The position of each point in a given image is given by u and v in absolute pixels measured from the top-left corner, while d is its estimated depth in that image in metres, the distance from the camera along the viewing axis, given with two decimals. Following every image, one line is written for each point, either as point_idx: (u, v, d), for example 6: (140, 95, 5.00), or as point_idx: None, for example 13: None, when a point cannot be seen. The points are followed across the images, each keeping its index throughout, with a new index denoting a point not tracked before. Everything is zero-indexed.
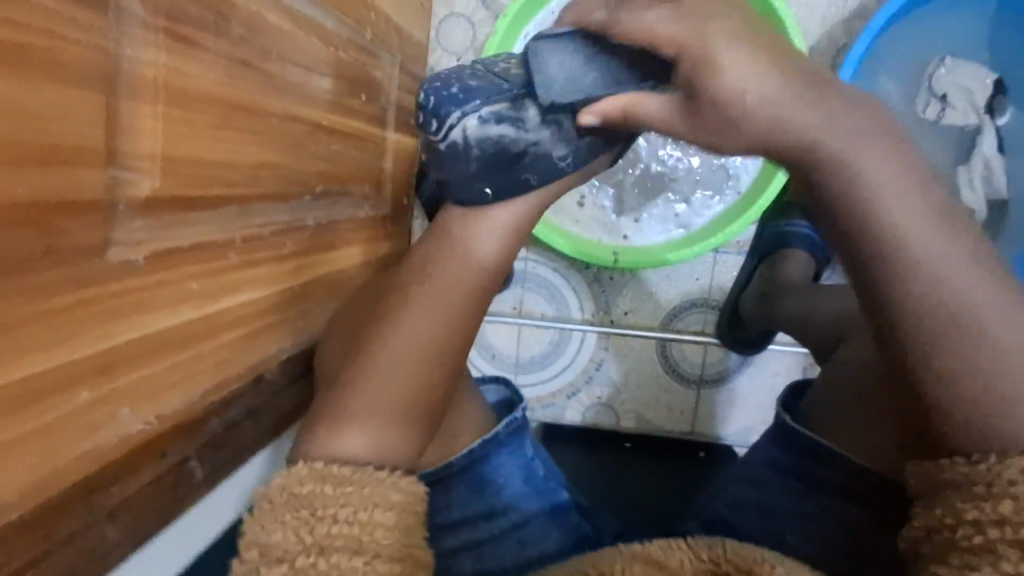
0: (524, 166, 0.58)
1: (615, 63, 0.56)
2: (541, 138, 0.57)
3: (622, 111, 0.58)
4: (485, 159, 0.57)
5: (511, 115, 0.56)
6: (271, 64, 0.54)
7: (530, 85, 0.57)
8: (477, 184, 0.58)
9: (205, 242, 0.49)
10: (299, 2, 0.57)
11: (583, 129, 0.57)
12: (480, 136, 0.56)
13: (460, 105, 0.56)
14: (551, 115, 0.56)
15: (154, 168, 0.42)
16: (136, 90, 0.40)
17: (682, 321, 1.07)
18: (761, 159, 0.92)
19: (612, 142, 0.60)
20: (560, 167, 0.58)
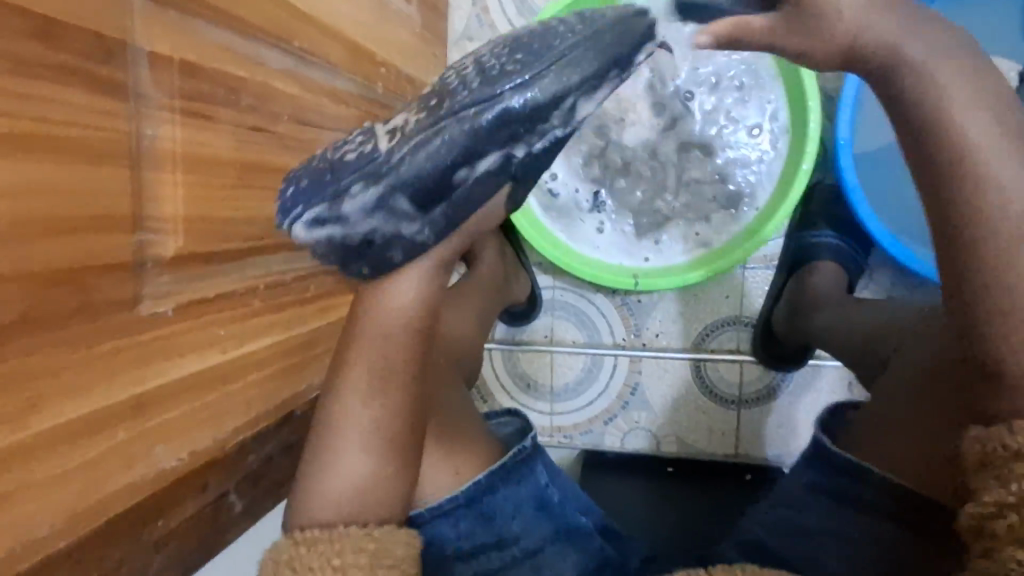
0: (381, 246, 0.53)
1: (432, 148, 0.50)
2: (376, 228, 0.52)
3: (464, 175, 0.52)
4: (332, 252, 0.54)
5: (330, 215, 0.52)
6: (283, 126, 0.60)
7: (348, 174, 0.52)
8: (353, 266, 0.55)
9: (229, 291, 0.54)
10: (307, 69, 0.63)
11: (422, 208, 0.52)
12: (311, 238, 0.53)
13: (288, 212, 0.56)
14: (374, 206, 0.52)
15: (176, 229, 0.48)
16: (156, 161, 0.45)
17: (715, 340, 1.05)
18: (776, 175, 0.91)
19: (466, 211, 0.54)
20: (417, 242, 0.53)
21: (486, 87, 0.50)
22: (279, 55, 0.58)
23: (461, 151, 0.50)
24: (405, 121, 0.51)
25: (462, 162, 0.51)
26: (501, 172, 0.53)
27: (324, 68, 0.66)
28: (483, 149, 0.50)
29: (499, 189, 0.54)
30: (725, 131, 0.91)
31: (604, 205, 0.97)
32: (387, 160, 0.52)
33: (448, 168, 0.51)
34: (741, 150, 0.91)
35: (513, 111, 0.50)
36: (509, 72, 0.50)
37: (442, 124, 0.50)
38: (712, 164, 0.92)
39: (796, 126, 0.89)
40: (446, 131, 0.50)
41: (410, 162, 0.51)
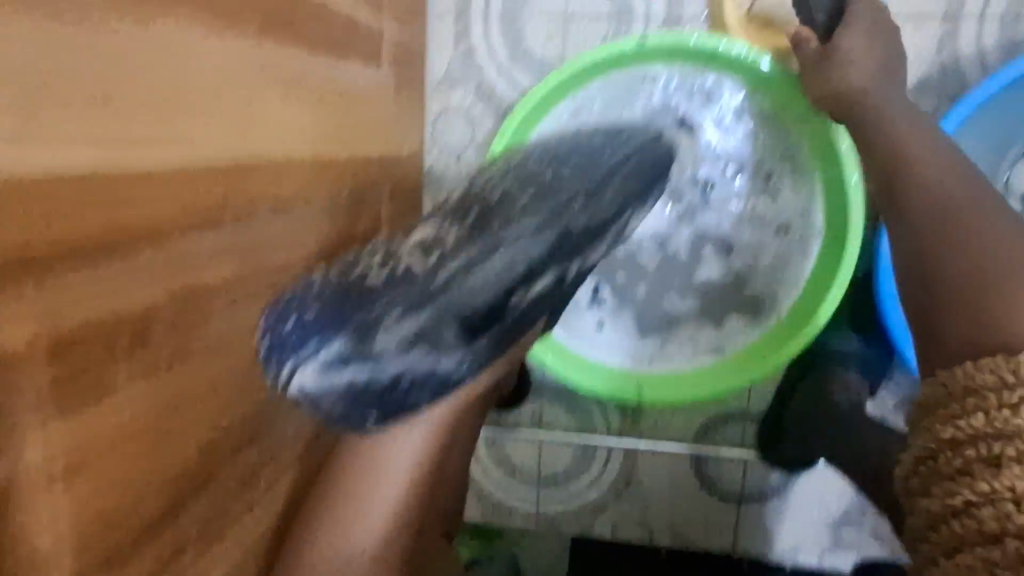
0: (407, 390, 0.47)
1: (486, 272, 0.49)
2: (407, 367, 0.46)
3: (523, 296, 0.51)
4: (343, 402, 0.46)
5: (356, 354, 0.45)
6: (218, 320, 0.46)
7: (383, 304, 0.47)
8: (358, 416, 0.47)
9: (150, 563, 0.43)
10: (250, 230, 0.49)
11: (468, 337, 0.48)
12: (324, 387, 0.45)
13: (290, 353, 0.45)
14: (412, 338, 0.46)
15: (64, 546, 0.36)
16: (22, 486, 0.33)
17: (720, 434, 0.96)
18: (803, 278, 0.79)
19: (508, 338, 0.52)
20: (454, 375, 0.48)
21: (540, 203, 0.53)
22: (205, 238, 0.44)
23: (524, 270, 0.50)
24: (443, 233, 0.53)
25: (521, 282, 0.50)
26: (554, 289, 0.53)
27: (274, 214, 0.52)
28: (540, 268, 0.51)
29: (543, 311, 0.54)
30: (744, 225, 0.80)
31: (604, 300, 0.84)
32: (436, 281, 0.49)
33: (505, 292, 0.49)
34: (761, 249, 0.80)
35: (573, 230, 0.53)
36: (556, 203, 0.53)
37: (500, 243, 0.51)
38: (727, 261, 0.81)
39: (831, 224, 0.77)
40: (503, 248, 0.51)
41: (460, 286, 0.48)
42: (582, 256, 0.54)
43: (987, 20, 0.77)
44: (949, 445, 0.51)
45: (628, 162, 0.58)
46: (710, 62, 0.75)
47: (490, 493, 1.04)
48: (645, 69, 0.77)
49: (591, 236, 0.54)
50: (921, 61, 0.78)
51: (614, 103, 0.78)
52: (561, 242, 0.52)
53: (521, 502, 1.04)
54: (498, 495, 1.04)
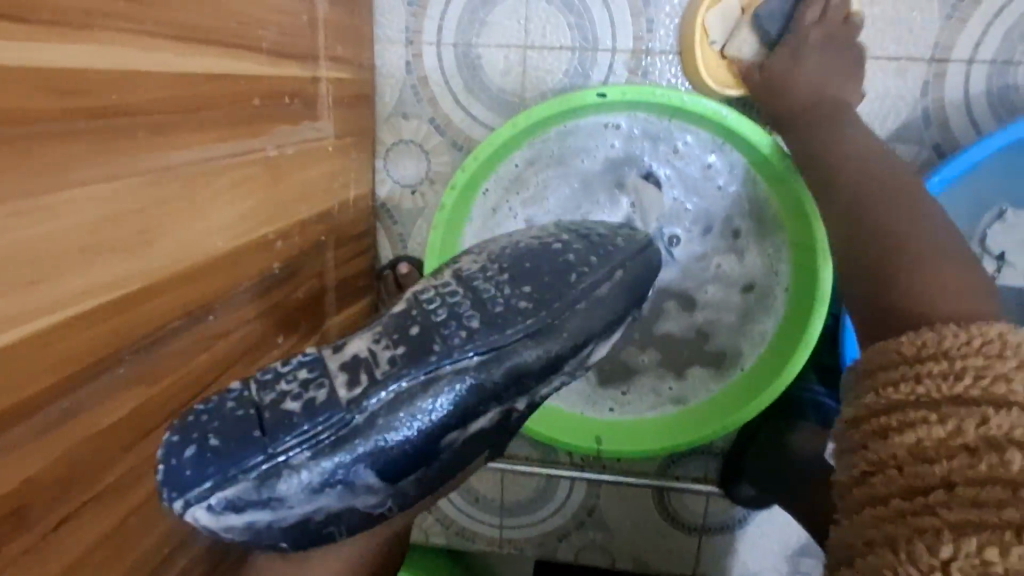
0: (322, 523, 0.47)
1: (410, 419, 0.45)
2: (320, 507, 0.46)
3: (454, 437, 0.47)
4: (251, 537, 0.46)
5: (258, 498, 0.44)
6: (120, 459, 0.44)
7: (289, 444, 0.44)
8: (271, 544, 0.47)
9: None
10: (156, 350, 0.46)
11: (386, 479, 0.46)
12: (222, 526, 0.45)
13: (184, 492, 0.43)
14: (325, 484, 0.45)
15: None
16: None
17: (681, 467, 0.96)
18: (768, 336, 0.77)
19: (436, 475, 0.49)
20: (375, 513, 0.48)
21: (491, 333, 0.46)
22: (101, 381, 0.41)
23: (459, 412, 0.46)
24: (377, 351, 0.46)
25: (455, 424, 0.47)
26: (496, 425, 0.49)
27: (186, 323, 0.49)
28: (477, 409, 0.47)
29: (482, 445, 0.51)
30: (710, 280, 0.78)
31: None
32: (351, 421, 0.44)
33: (434, 437, 0.46)
34: (728, 304, 0.78)
35: (522, 368, 0.47)
36: (507, 336, 0.46)
37: (433, 378, 0.45)
38: (694, 315, 0.79)
39: (799, 286, 0.74)
40: (438, 390, 0.45)
41: (380, 428, 0.45)
42: (532, 392, 0.49)
43: (975, 68, 0.73)
44: (863, 415, 0.51)
45: (607, 283, 0.49)
46: (673, 116, 0.72)
47: (455, 519, 1.04)
48: (607, 117, 0.73)
49: (542, 374, 0.48)
50: (902, 107, 0.75)
51: (573, 155, 0.75)
52: (504, 385, 0.47)
53: (486, 528, 1.04)
54: (462, 522, 1.05)
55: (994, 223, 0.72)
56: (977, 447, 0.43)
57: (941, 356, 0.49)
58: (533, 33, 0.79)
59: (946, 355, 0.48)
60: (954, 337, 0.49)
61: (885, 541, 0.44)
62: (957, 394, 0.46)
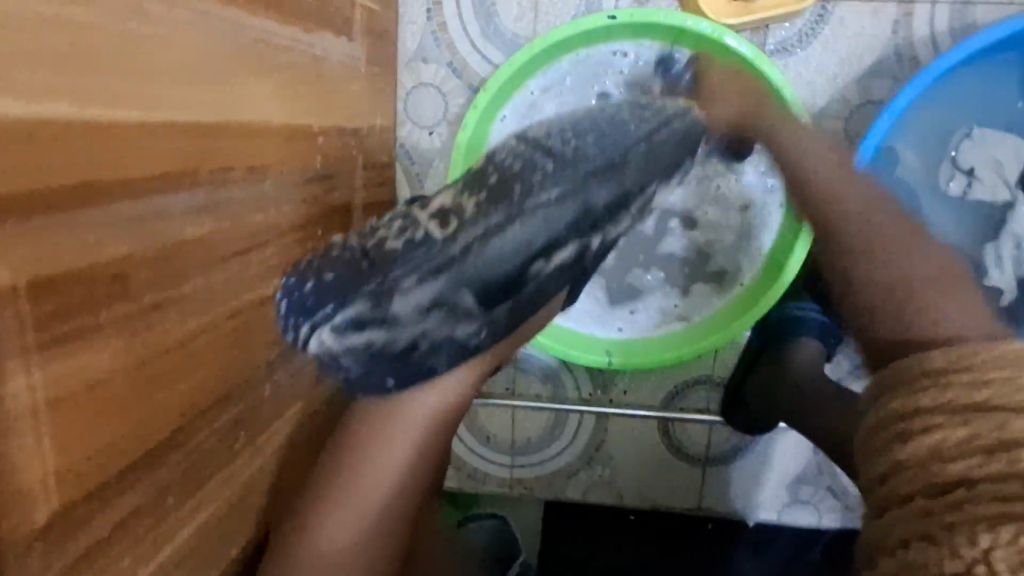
0: (422, 355, 0.50)
1: (500, 245, 0.48)
2: (424, 330, 0.49)
3: (541, 266, 0.50)
4: (364, 363, 0.50)
5: (372, 317, 0.48)
6: (193, 280, 0.47)
7: (396, 271, 0.49)
8: (378, 379, 0.50)
9: (133, 509, 0.44)
10: (224, 192, 0.50)
11: (484, 306, 0.50)
12: (343, 347, 0.49)
13: (309, 315, 0.49)
14: (428, 305, 0.48)
15: (52, 486, 0.37)
16: (11, 426, 0.34)
17: (684, 399, 1.01)
18: (764, 250, 0.84)
19: (526, 308, 0.52)
20: (470, 345, 0.51)
21: (564, 172, 0.49)
22: (183, 197, 0.45)
23: (543, 240, 0.49)
24: (463, 198, 0.50)
25: (541, 252, 0.49)
26: (575, 264, 0.52)
27: (248, 178, 0.53)
28: (561, 240, 0.50)
29: (566, 284, 0.53)
30: (709, 200, 0.85)
31: None
32: (449, 251, 0.49)
33: (522, 263, 0.49)
34: (727, 223, 0.85)
35: (596, 203, 0.50)
36: (580, 172, 0.50)
37: (519, 213, 0.49)
38: (698, 234, 0.85)
39: (791, 202, 0.81)
40: (524, 219, 0.49)
41: (474, 253, 0.48)
42: (606, 229, 0.52)
43: (938, 7, 0.82)
44: (896, 434, 0.47)
45: (660, 133, 0.53)
46: (676, 42, 0.80)
47: (467, 461, 1.07)
48: (615, 45, 0.81)
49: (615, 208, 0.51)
50: (875, 44, 0.83)
51: (583, 82, 0.82)
52: (582, 217, 0.50)
53: (497, 470, 1.07)
54: (473, 464, 1.07)
55: (965, 140, 0.79)
56: (994, 446, 0.41)
57: (959, 369, 0.46)
58: None
59: (954, 375, 0.46)
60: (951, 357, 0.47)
61: (923, 546, 0.41)
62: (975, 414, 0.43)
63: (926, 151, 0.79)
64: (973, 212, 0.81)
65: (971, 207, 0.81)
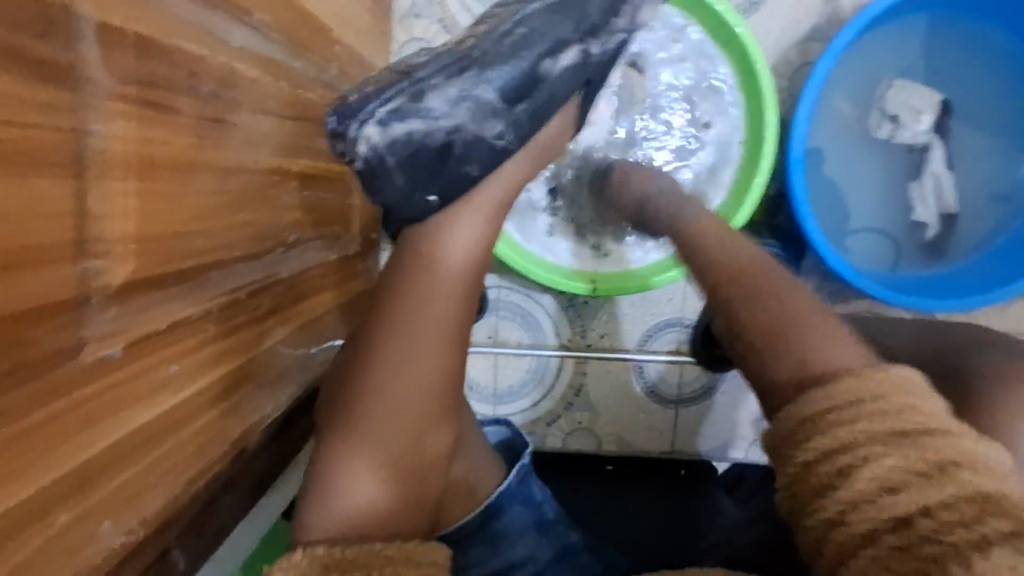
0: (458, 157, 0.52)
1: (513, 40, 0.53)
2: (459, 121, 0.51)
3: (549, 66, 0.54)
4: (406, 161, 0.51)
5: (413, 109, 0.51)
6: (241, 117, 0.49)
7: (429, 71, 0.52)
8: (419, 193, 0.52)
9: (181, 318, 0.44)
10: (267, 48, 0.53)
11: (512, 101, 0.53)
12: (388, 141, 0.51)
13: (356, 116, 0.51)
14: (462, 95, 0.51)
15: (127, 251, 0.37)
16: (103, 168, 0.35)
17: (657, 341, 1.07)
18: (729, 185, 0.92)
19: (545, 113, 0.55)
20: (498, 147, 0.53)
21: None
22: (238, 29, 0.48)
23: (549, 38, 0.54)
24: (475, 29, 0.56)
25: (548, 53, 0.54)
26: (580, 70, 0.56)
27: (284, 46, 0.56)
28: (564, 41, 0.54)
29: (574, 90, 0.56)
30: (681, 132, 0.93)
31: (559, 207, 0.94)
32: (472, 50, 0.53)
33: (535, 60, 0.53)
34: (697, 156, 0.93)
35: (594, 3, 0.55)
36: None
37: (523, 20, 0.54)
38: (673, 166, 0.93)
39: (751, 137, 0.90)
40: (530, 23, 0.54)
41: (495, 54, 0.53)
42: (608, 41, 0.56)
43: None
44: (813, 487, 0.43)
45: None
46: None
47: None
48: None
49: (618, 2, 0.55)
50: (812, 14, 0.97)
51: None
52: (586, 22, 0.55)
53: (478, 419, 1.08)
54: None
55: (889, 90, 0.93)
56: (894, 448, 0.41)
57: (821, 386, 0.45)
58: None
59: (831, 405, 0.43)
60: (861, 386, 0.43)
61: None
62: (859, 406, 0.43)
63: (855, 103, 0.94)
64: (898, 152, 0.95)
65: (894, 148, 0.95)
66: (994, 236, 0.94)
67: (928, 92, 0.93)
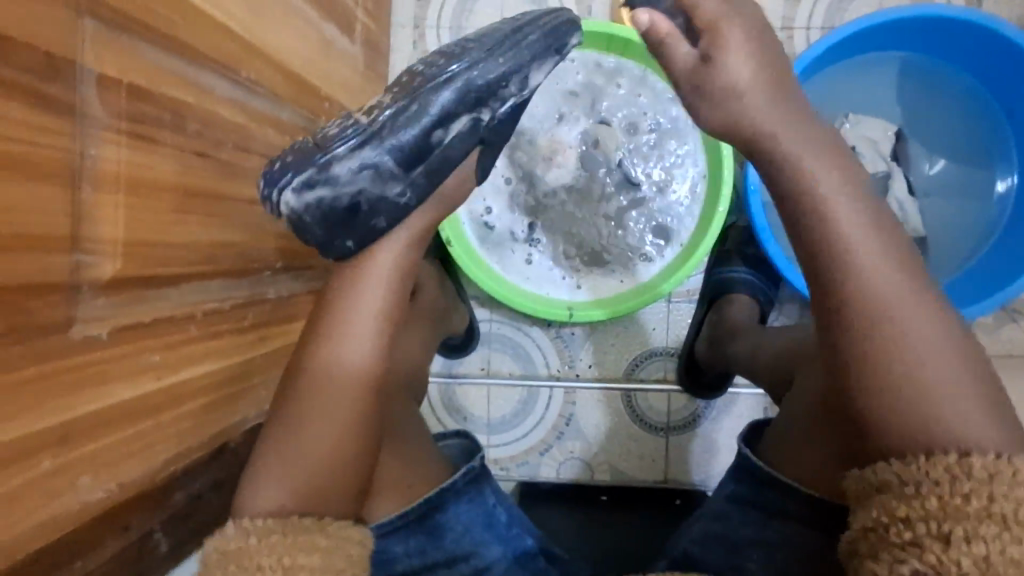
0: (367, 213, 0.57)
1: (410, 116, 0.56)
2: (362, 189, 0.56)
3: (439, 137, 0.57)
4: (322, 217, 0.56)
5: (321, 177, 0.55)
6: (227, 153, 0.60)
7: (337, 145, 0.55)
8: (338, 242, 0.57)
9: (164, 316, 0.53)
10: (254, 100, 0.64)
11: (410, 168, 0.57)
12: (301, 206, 0.55)
13: (276, 185, 0.56)
14: (365, 165, 0.55)
15: (115, 252, 0.46)
16: (99, 182, 0.44)
17: (644, 370, 1.10)
18: (697, 214, 0.99)
19: (442, 172, 0.59)
20: (401, 204, 0.57)
21: (460, 58, 0.58)
22: (226, 83, 0.58)
23: (437, 111, 0.57)
24: (382, 95, 0.58)
25: (438, 123, 0.57)
26: (469, 136, 0.59)
27: (271, 99, 0.67)
28: (452, 113, 0.57)
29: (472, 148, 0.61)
30: (653, 172, 1.00)
31: (538, 240, 1.01)
32: (375, 124, 0.56)
33: (425, 132, 0.56)
34: (666, 192, 1.00)
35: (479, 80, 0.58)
36: (467, 61, 0.58)
37: (422, 93, 0.56)
38: (647, 203, 1.00)
39: (712, 172, 0.98)
40: (427, 96, 0.57)
41: (395, 127, 0.56)
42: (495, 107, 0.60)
43: (813, 31, 1.04)
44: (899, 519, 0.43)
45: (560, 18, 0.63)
46: (610, 50, 0.99)
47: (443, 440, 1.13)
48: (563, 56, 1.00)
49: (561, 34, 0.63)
50: None
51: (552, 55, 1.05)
52: (467, 98, 0.58)
53: None
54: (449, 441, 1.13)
55: (845, 122, 0.99)
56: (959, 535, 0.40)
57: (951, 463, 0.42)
58: (508, 17, 1.08)
59: (950, 476, 0.42)
60: (982, 467, 0.42)
61: None
62: (991, 511, 0.41)
63: None
64: None
65: None
66: (968, 260, 0.96)
67: (885, 125, 0.99)
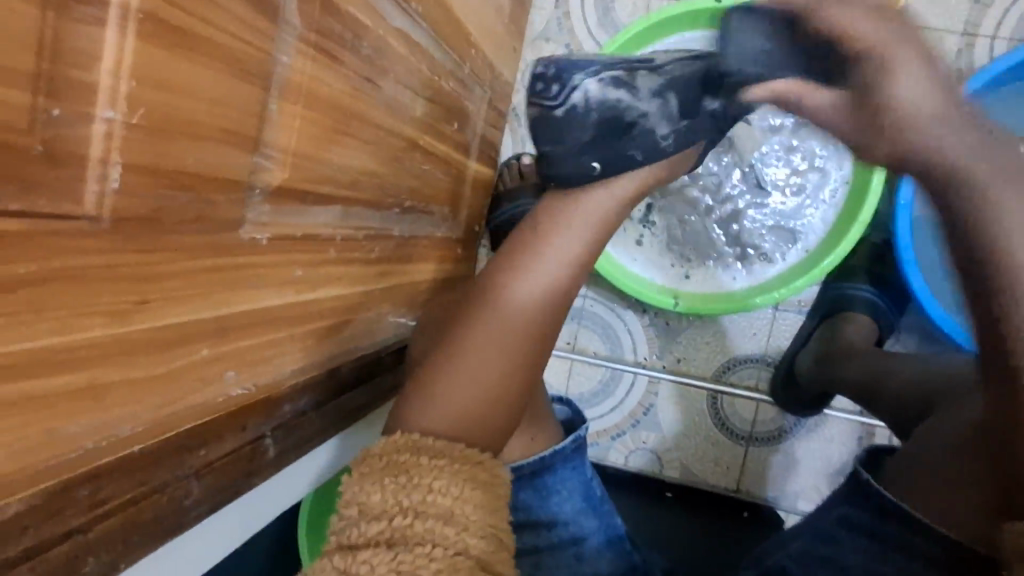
0: (631, 140, 0.63)
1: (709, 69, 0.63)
2: (648, 110, 0.62)
3: (709, 104, 0.62)
4: (601, 121, 0.62)
5: (626, 82, 0.62)
6: (387, 82, 0.59)
7: (647, 65, 0.63)
8: (588, 158, 0.62)
9: (312, 233, 0.54)
10: (417, 32, 0.63)
11: (684, 116, 0.62)
12: (599, 98, 0.62)
13: (580, 70, 0.63)
14: (660, 91, 0.62)
15: (285, 161, 0.47)
16: (284, 89, 0.45)
17: (735, 374, 1.06)
18: (830, 220, 0.93)
19: (696, 135, 0.64)
20: (660, 145, 0.63)
21: None
22: (397, 11, 0.58)
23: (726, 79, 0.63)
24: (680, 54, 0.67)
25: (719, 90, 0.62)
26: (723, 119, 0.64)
27: (430, 36, 0.66)
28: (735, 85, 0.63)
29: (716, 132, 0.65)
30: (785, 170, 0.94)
31: (653, 223, 0.98)
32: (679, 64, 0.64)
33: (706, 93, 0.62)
34: (799, 193, 0.94)
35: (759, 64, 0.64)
36: None
37: None
38: (774, 201, 0.95)
39: (857, 178, 0.91)
40: None
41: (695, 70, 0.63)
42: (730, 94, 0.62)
43: (997, 41, 0.94)
44: None
45: None
46: None
47: None
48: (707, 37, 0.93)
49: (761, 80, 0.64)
50: None
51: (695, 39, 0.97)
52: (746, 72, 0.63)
53: None
54: None
55: None
56: None
57: None
58: None
59: None
60: None
61: None
62: None
63: None
64: None
65: None
66: None
67: None
